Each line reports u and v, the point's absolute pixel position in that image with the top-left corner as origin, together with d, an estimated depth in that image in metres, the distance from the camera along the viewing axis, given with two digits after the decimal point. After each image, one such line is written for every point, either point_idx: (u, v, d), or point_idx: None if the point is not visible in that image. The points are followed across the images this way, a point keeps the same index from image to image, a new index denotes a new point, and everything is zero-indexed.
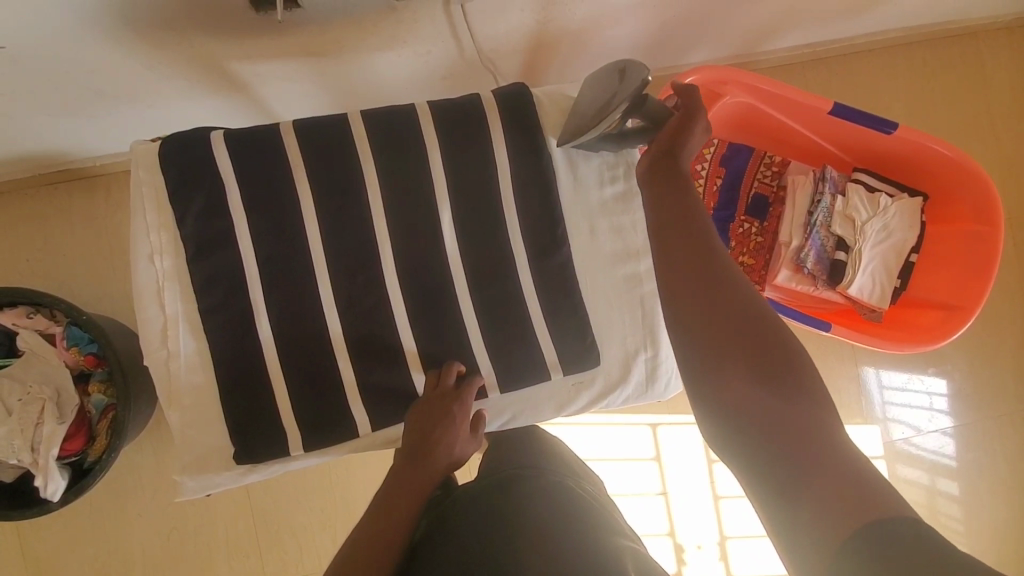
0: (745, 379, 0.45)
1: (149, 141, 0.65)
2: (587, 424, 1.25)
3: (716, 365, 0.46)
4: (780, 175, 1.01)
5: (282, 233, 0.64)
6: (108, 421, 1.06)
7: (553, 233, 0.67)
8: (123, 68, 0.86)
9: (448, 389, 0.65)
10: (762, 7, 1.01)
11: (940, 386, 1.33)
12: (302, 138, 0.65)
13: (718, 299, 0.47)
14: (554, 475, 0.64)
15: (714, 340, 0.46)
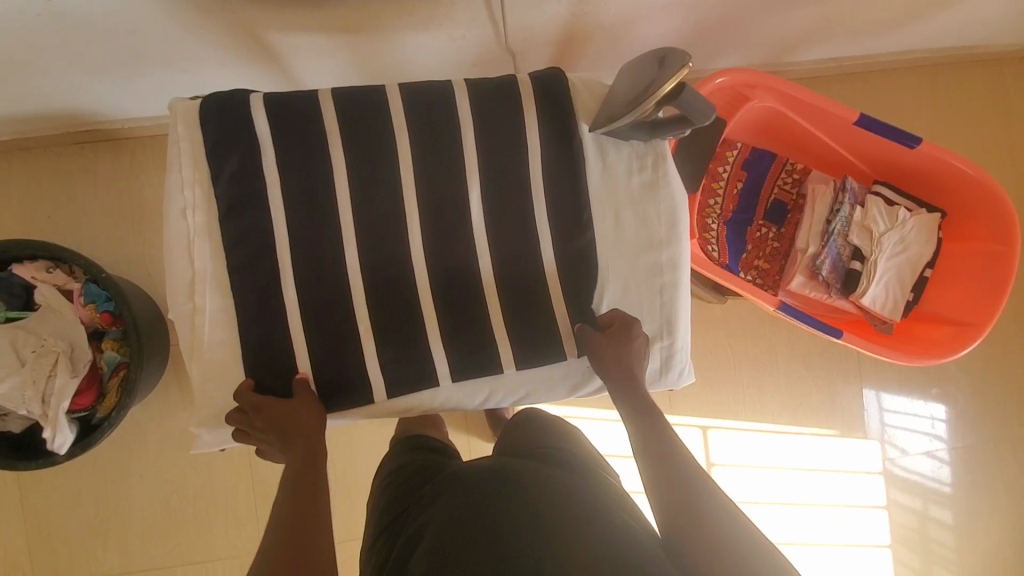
0: (662, 464, 0.60)
1: (190, 99, 0.66)
2: (600, 420, 1.25)
3: (644, 454, 0.61)
4: (801, 182, 1.03)
5: (314, 198, 0.65)
6: (119, 380, 1.07)
7: (579, 218, 0.68)
8: (163, 30, 0.87)
9: (248, 396, 0.63)
10: (794, 16, 1.02)
11: (939, 410, 1.33)
12: (339, 106, 0.66)
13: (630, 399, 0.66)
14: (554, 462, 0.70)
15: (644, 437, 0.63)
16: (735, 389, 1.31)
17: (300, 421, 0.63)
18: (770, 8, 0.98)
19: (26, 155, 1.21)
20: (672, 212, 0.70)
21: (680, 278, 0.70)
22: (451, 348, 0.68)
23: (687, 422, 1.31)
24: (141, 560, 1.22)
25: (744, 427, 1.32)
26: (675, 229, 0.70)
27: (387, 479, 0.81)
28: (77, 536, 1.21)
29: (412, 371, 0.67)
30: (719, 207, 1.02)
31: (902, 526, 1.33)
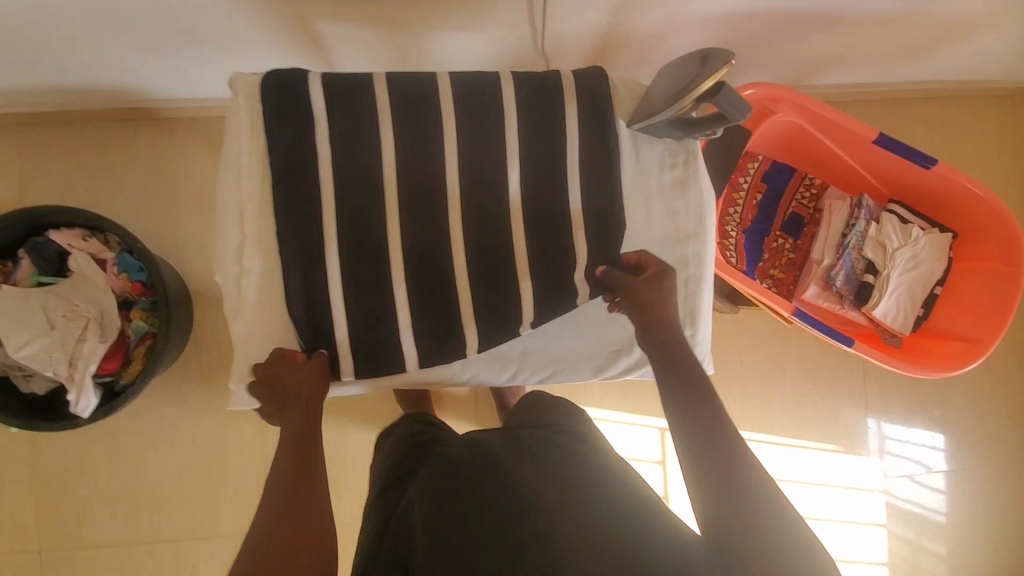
0: (704, 442, 0.60)
1: (251, 75, 0.70)
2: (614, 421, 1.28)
3: (686, 431, 0.61)
4: (818, 198, 1.06)
5: (362, 174, 0.69)
6: (146, 349, 1.11)
7: (612, 209, 0.71)
8: (220, 13, 0.91)
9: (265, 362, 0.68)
10: (820, 39, 1.06)
11: (936, 439, 1.35)
12: (392, 88, 0.70)
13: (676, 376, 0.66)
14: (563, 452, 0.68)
15: (686, 415, 0.62)
16: (742, 399, 1.34)
17: (303, 390, 0.66)
18: (798, 30, 1.03)
19: (68, 128, 1.24)
20: (700, 208, 0.73)
21: (704, 273, 0.74)
22: (483, 325, 0.71)
23: None
24: (148, 531, 1.24)
25: (749, 438, 1.34)
26: (702, 224, 0.73)
27: (383, 466, 0.80)
28: (87, 504, 1.23)
29: (444, 343, 0.70)
30: (738, 217, 1.05)
31: (901, 546, 1.34)
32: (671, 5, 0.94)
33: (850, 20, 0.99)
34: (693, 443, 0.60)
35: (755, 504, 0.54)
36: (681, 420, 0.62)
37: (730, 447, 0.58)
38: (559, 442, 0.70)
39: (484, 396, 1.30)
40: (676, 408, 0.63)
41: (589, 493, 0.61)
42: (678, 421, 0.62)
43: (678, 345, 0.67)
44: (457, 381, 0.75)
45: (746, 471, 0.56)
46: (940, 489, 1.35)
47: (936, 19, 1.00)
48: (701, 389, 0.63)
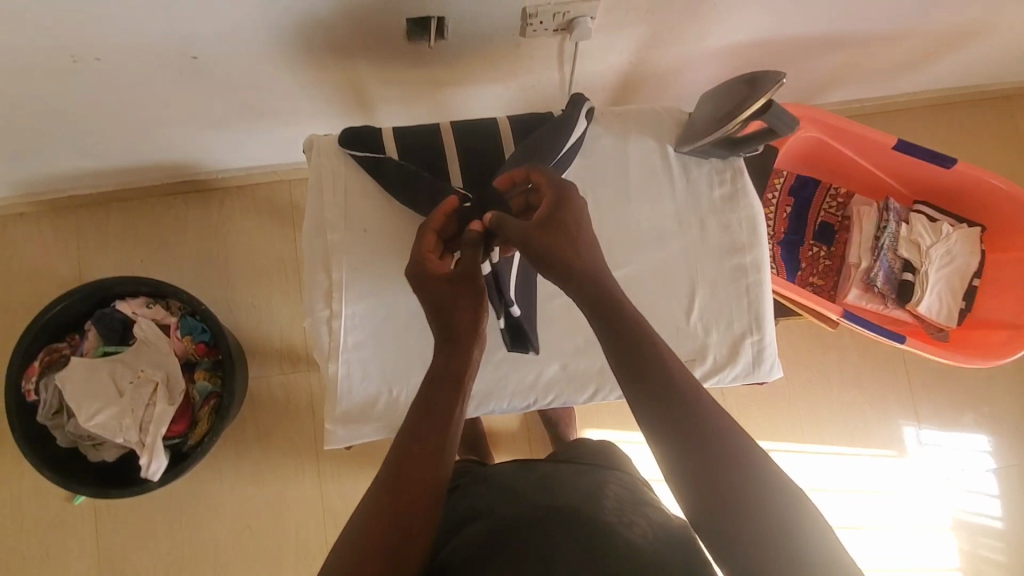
0: (698, 457, 0.50)
1: (329, 135, 0.76)
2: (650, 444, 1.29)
3: (671, 447, 0.51)
4: (845, 206, 1.11)
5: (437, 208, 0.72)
6: (212, 408, 1.12)
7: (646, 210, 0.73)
8: (279, 87, 0.99)
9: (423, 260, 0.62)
10: (826, 61, 1.14)
11: (983, 441, 1.35)
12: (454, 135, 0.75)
13: (643, 375, 0.54)
14: (605, 493, 0.68)
15: (670, 437, 0.51)
16: (792, 411, 1.34)
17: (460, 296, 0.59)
18: (807, 55, 1.11)
19: (124, 204, 1.31)
20: (752, 219, 0.78)
21: (763, 279, 0.77)
22: (560, 346, 0.74)
23: None
24: None
25: (802, 450, 1.34)
26: (756, 233, 0.78)
27: None
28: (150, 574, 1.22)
29: (525, 367, 0.73)
30: (771, 230, 1.11)
31: (971, 552, 1.31)
32: (690, 43, 1.02)
33: (855, 41, 1.07)
34: (691, 474, 0.50)
35: (776, 534, 0.47)
36: (669, 449, 0.51)
37: (736, 468, 0.49)
38: (603, 487, 0.70)
39: (536, 431, 1.31)
40: (653, 421, 0.52)
41: (636, 525, 0.62)
42: (664, 449, 0.51)
43: (636, 329, 0.55)
44: (539, 407, 0.75)
45: (759, 493, 0.48)
46: (996, 495, 1.33)
47: (934, 33, 1.08)
48: (679, 398, 0.52)
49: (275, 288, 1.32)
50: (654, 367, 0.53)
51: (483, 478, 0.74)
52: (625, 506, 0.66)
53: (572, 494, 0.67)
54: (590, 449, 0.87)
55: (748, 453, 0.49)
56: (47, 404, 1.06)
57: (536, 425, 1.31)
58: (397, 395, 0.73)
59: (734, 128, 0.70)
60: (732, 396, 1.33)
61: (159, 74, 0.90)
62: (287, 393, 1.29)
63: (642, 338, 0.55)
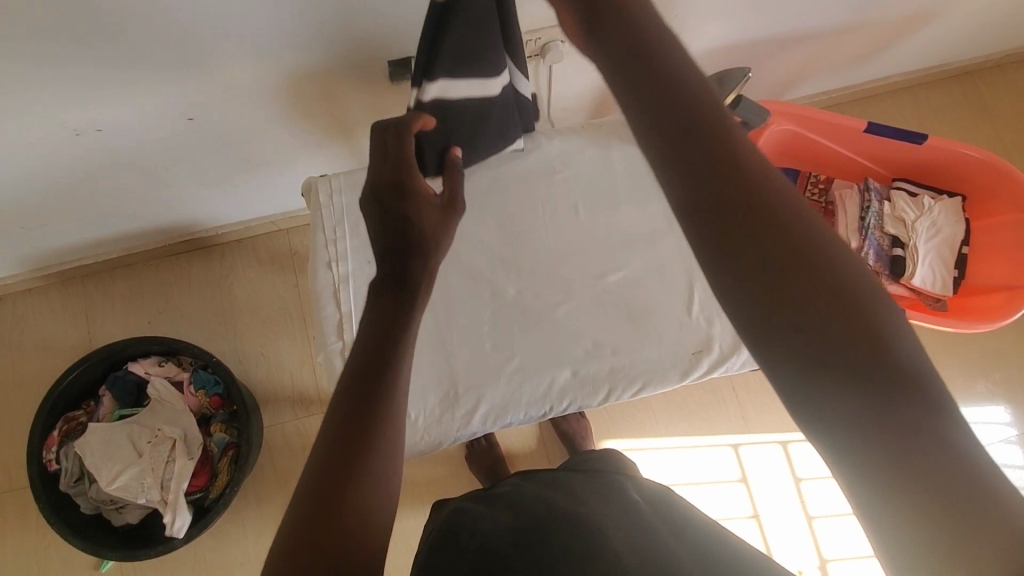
0: (804, 312, 0.33)
1: (325, 175, 0.80)
2: (668, 449, 1.30)
3: (762, 304, 0.34)
4: (827, 191, 1.15)
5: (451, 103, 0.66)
6: (231, 459, 1.13)
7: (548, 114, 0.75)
8: (273, 138, 1.03)
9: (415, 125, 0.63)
10: (789, 60, 1.20)
11: (997, 413, 1.35)
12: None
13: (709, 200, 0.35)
14: (597, 509, 0.64)
15: (761, 283, 0.34)
16: None
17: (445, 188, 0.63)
18: (770, 56, 1.16)
19: (129, 268, 1.34)
20: None
21: None
22: (568, 352, 0.75)
23: (766, 439, 1.31)
24: None
25: None
26: None
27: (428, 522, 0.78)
28: None
29: (536, 377, 0.75)
30: None
31: None
32: None
33: (813, 36, 1.13)
34: (835, 392, 0.32)
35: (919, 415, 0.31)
36: (793, 354, 0.33)
37: (909, 394, 0.31)
38: (594, 503, 0.66)
39: (554, 449, 1.30)
40: (734, 264, 0.34)
41: (627, 539, 0.59)
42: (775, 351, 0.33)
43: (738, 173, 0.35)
44: (555, 415, 0.76)
45: (940, 432, 0.31)
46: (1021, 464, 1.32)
47: (887, 21, 1.13)
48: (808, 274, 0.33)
49: (282, 334, 1.34)
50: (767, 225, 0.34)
51: (494, 493, 0.73)
52: (617, 520, 0.62)
53: (560, 514, 0.63)
54: (599, 455, 0.87)
55: (920, 371, 0.32)
56: (69, 472, 1.07)
57: (553, 442, 1.31)
58: (415, 419, 0.73)
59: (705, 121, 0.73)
60: (745, 391, 1.33)
61: (158, 138, 0.95)
62: (302, 437, 1.29)
63: (751, 186, 0.35)
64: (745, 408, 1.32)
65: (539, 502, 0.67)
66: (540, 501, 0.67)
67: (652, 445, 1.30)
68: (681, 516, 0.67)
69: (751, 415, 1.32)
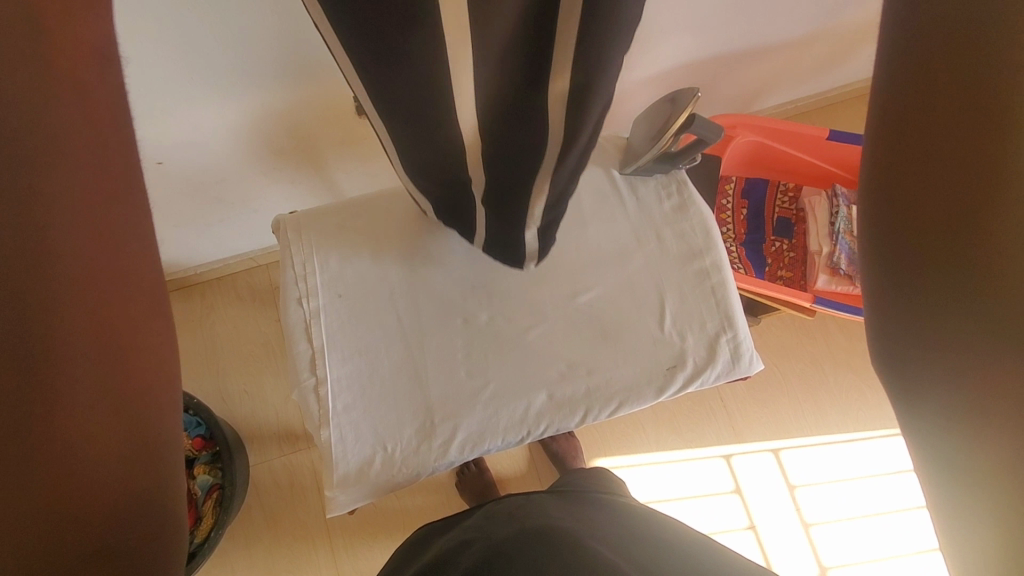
0: (936, 171, 0.26)
1: (293, 214, 0.81)
2: (659, 463, 1.29)
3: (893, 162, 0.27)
4: (797, 199, 1.17)
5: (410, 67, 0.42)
6: (215, 501, 1.10)
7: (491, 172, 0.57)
8: (245, 178, 1.04)
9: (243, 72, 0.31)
10: (750, 74, 1.22)
11: None
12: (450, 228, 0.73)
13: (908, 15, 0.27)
14: (557, 530, 0.64)
15: (900, 137, 0.27)
16: (795, 406, 1.33)
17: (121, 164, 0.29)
18: (730, 72, 1.19)
19: None
20: (704, 224, 0.81)
21: (726, 278, 0.80)
22: (543, 375, 0.75)
23: (757, 447, 1.30)
24: None
25: (812, 445, 1.31)
26: (710, 237, 0.81)
27: (399, 554, 0.77)
28: None
29: (513, 402, 0.74)
30: (732, 233, 1.17)
31: None
32: (620, 77, 1.09)
33: (771, 48, 1.15)
34: (931, 277, 0.26)
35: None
36: (912, 238, 0.26)
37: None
38: (554, 524, 0.65)
39: (545, 470, 1.29)
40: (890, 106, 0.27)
41: (585, 553, 0.58)
42: (877, 263, 0.28)
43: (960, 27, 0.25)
44: (533, 438, 0.76)
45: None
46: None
47: (842, 30, 1.16)
48: (990, 177, 0.24)
49: (265, 370, 1.33)
50: (966, 100, 0.24)
51: (469, 521, 0.73)
52: (576, 538, 0.61)
53: (518, 541, 0.62)
54: (581, 476, 0.87)
55: None
56: None
57: (544, 464, 1.30)
58: (392, 451, 0.73)
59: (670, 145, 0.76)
60: (733, 401, 1.33)
61: None
62: (290, 474, 1.27)
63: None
64: (734, 418, 1.32)
65: (501, 532, 0.66)
66: (502, 531, 0.66)
67: (644, 461, 1.29)
68: (648, 531, 0.67)
69: (741, 425, 1.32)
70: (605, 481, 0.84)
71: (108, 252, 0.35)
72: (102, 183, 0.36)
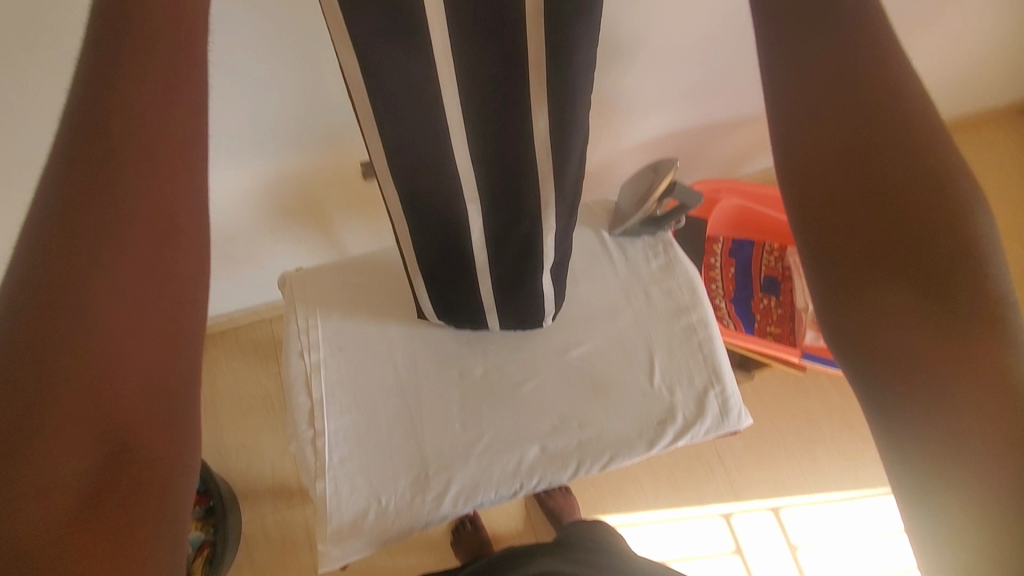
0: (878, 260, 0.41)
1: (299, 270, 0.85)
2: (657, 522, 1.27)
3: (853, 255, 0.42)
4: (782, 258, 1.22)
5: (413, 88, 0.50)
6: (206, 558, 1.09)
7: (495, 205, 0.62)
8: (255, 236, 1.09)
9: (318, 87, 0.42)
10: (733, 141, 1.30)
11: None
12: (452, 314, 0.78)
13: (843, 144, 0.42)
14: None
15: (853, 235, 0.42)
16: (794, 463, 1.32)
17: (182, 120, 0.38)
18: (713, 140, 1.27)
19: None
20: (690, 282, 0.86)
21: (712, 334, 0.83)
22: (536, 428, 0.77)
23: (757, 505, 1.29)
24: None
25: (813, 503, 1.29)
26: (696, 294, 0.85)
27: None
28: None
29: (506, 455, 0.76)
30: (721, 290, 1.21)
31: None
32: (611, 145, 1.17)
33: (751, 118, 1.24)
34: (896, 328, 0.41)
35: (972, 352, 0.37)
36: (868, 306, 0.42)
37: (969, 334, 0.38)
38: None
39: (542, 530, 1.27)
40: (844, 216, 0.42)
41: None
42: (838, 306, 0.44)
43: (858, 139, 0.41)
44: (526, 492, 0.76)
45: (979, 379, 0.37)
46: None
47: None
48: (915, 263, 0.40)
49: (263, 424, 1.33)
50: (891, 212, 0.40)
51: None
52: None
53: None
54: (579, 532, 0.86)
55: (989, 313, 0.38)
56: None
57: (541, 524, 1.27)
58: (386, 504, 0.73)
59: (652, 209, 0.82)
60: (731, 458, 1.32)
61: None
62: (282, 531, 1.25)
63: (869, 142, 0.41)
64: (733, 475, 1.31)
65: None
66: None
67: (642, 520, 1.27)
68: None
69: (740, 483, 1.30)
70: (609, 537, 0.84)
71: (161, 207, 0.38)
72: (171, 142, 0.38)
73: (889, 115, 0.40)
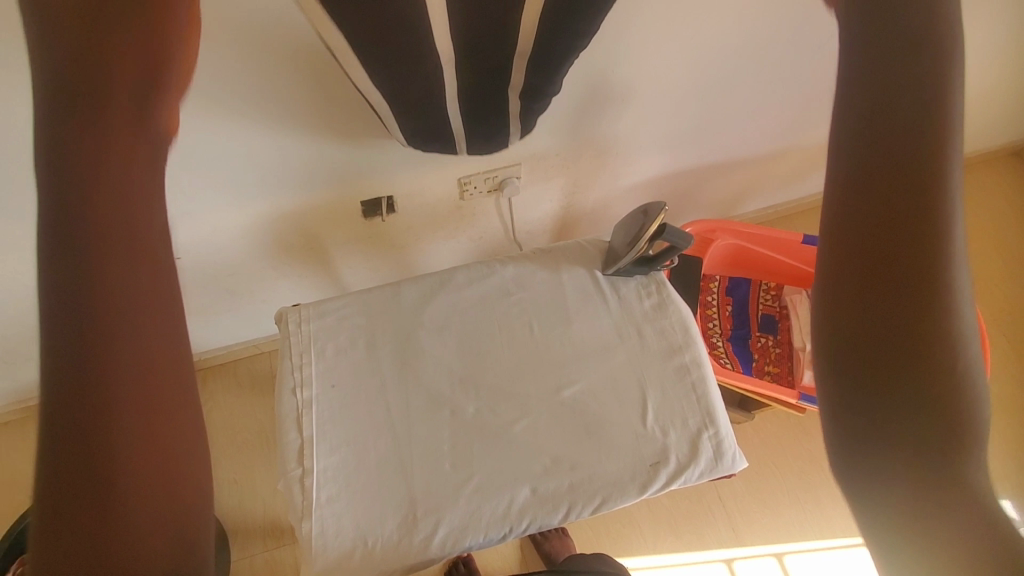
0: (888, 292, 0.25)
1: (295, 306, 0.86)
2: (657, 568, 1.23)
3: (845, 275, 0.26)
4: (779, 296, 1.22)
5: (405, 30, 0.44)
6: None
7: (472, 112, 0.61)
8: (256, 271, 1.11)
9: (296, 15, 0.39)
10: (728, 182, 1.33)
11: None
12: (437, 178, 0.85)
13: (880, 112, 0.26)
14: None
15: (859, 240, 0.26)
16: (796, 508, 1.29)
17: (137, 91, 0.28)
18: (709, 181, 1.30)
19: None
20: (683, 321, 0.86)
21: (706, 374, 0.82)
22: (527, 469, 0.76)
23: (760, 551, 1.25)
24: None
25: (818, 550, 1.25)
26: (689, 335, 0.85)
27: None
28: None
29: (496, 496, 0.75)
30: (718, 329, 1.21)
31: None
32: (607, 185, 1.19)
33: (745, 160, 1.26)
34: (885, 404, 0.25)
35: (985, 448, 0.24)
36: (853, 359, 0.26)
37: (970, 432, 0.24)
38: None
39: None
40: (849, 213, 0.26)
41: None
42: (823, 344, 0.27)
43: (875, 96, 0.26)
44: (517, 535, 0.75)
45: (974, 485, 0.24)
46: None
47: (808, 145, 1.28)
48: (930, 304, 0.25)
49: (257, 459, 1.32)
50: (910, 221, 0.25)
51: None
52: None
53: None
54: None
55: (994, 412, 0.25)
56: None
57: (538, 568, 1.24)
58: (372, 546, 0.72)
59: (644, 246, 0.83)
60: (732, 500, 1.29)
61: None
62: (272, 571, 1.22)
63: (905, 108, 0.26)
64: (734, 520, 1.27)
65: None
66: None
67: (641, 565, 1.23)
68: None
69: (742, 527, 1.27)
70: None
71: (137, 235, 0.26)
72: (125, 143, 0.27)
73: (932, 82, 0.26)
